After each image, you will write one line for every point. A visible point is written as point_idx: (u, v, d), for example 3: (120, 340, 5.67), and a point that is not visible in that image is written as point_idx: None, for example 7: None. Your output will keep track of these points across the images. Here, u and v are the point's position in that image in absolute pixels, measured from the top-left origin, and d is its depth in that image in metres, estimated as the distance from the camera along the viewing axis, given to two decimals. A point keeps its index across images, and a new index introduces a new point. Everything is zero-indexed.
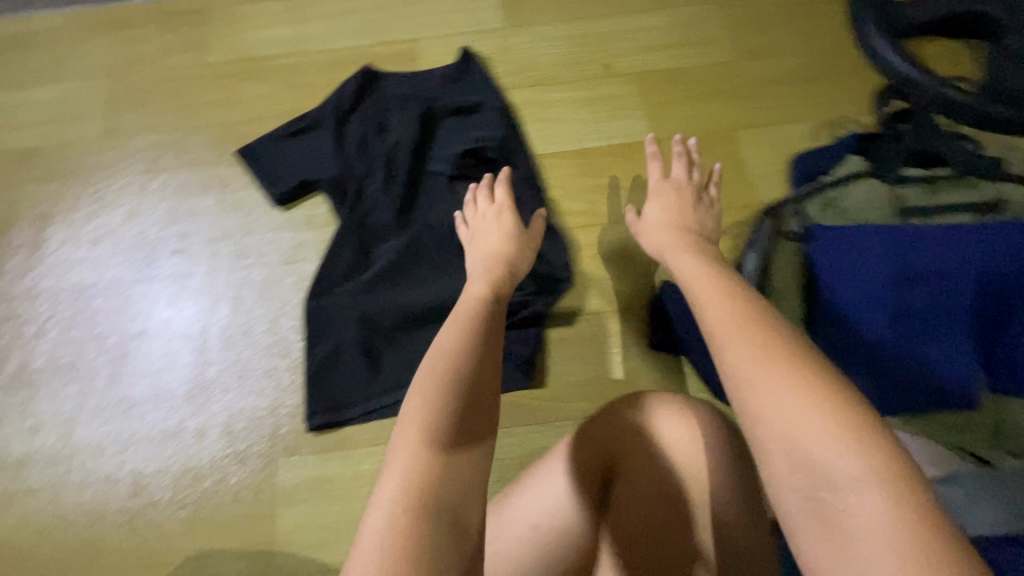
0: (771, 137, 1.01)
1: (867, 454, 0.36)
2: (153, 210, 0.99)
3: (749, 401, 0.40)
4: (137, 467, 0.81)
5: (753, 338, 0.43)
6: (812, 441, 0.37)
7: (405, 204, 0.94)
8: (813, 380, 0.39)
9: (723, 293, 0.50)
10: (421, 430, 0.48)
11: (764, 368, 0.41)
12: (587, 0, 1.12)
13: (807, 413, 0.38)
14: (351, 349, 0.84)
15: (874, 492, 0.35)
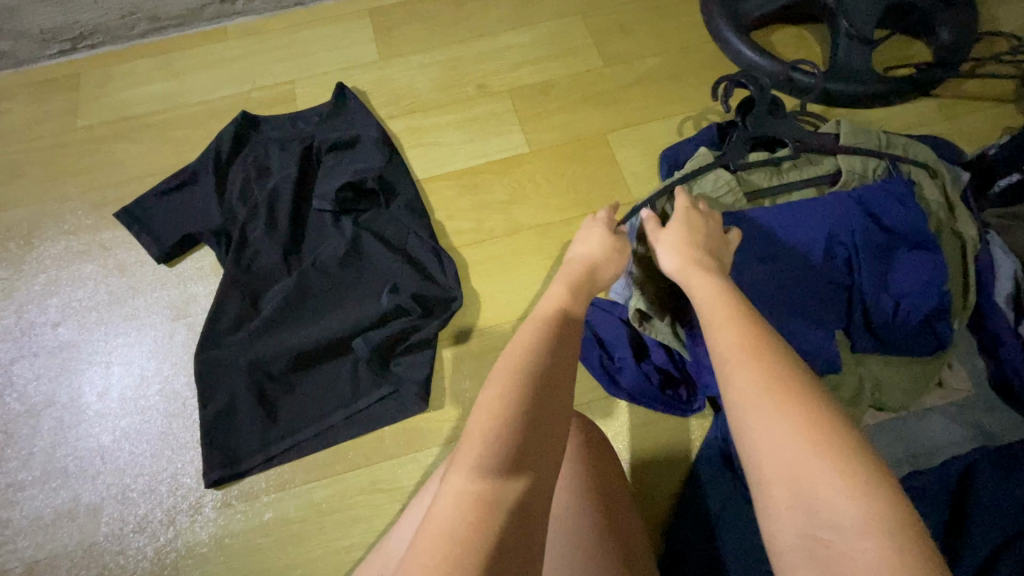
0: (641, 133, 1.06)
1: (863, 493, 0.39)
2: (33, 283, 0.97)
3: (754, 437, 0.44)
4: (29, 554, 0.78)
5: (769, 373, 0.47)
6: (812, 478, 0.40)
7: (292, 245, 0.95)
8: (816, 419, 0.43)
9: (726, 321, 0.53)
10: (475, 449, 0.44)
11: (780, 405, 0.44)
12: (455, 29, 1.17)
13: (806, 450, 0.41)
14: (245, 400, 0.84)
15: (874, 536, 0.37)
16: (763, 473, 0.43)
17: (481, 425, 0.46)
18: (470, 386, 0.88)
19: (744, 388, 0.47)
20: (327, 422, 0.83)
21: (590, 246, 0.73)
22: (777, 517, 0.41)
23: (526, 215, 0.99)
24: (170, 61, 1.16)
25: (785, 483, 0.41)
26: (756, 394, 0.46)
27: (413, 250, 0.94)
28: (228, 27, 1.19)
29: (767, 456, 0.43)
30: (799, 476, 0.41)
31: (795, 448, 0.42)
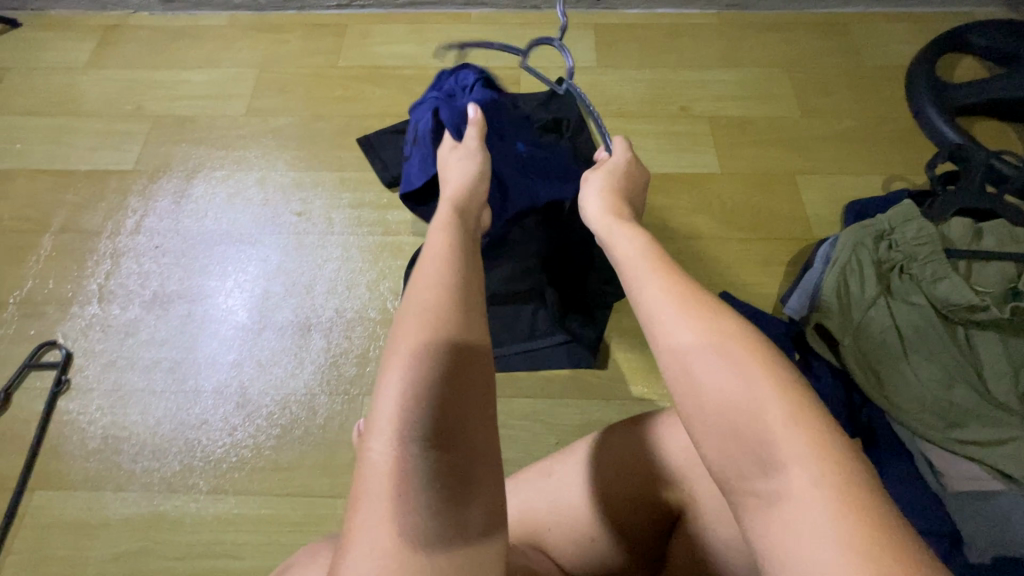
0: (826, 183, 1.13)
1: (795, 429, 0.37)
2: (282, 178, 1.16)
3: (685, 385, 0.41)
4: (243, 385, 0.93)
5: (697, 332, 0.42)
6: (750, 420, 0.38)
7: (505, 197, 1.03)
8: (752, 360, 0.40)
9: (652, 268, 0.49)
10: (389, 437, 0.43)
11: (707, 355, 0.41)
12: (667, 55, 1.31)
13: (742, 393, 0.39)
14: None
15: (812, 468, 0.36)
16: (699, 424, 0.40)
17: (394, 409, 0.44)
18: (632, 359, 0.95)
19: (668, 341, 0.43)
20: (505, 351, 0.94)
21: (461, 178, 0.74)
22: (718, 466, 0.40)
23: (705, 228, 1.08)
24: (421, 29, 1.36)
25: (718, 431, 0.39)
26: (680, 348, 0.42)
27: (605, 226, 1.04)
28: (474, 13, 1.37)
29: (706, 405, 0.40)
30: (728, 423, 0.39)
31: (720, 394, 0.40)
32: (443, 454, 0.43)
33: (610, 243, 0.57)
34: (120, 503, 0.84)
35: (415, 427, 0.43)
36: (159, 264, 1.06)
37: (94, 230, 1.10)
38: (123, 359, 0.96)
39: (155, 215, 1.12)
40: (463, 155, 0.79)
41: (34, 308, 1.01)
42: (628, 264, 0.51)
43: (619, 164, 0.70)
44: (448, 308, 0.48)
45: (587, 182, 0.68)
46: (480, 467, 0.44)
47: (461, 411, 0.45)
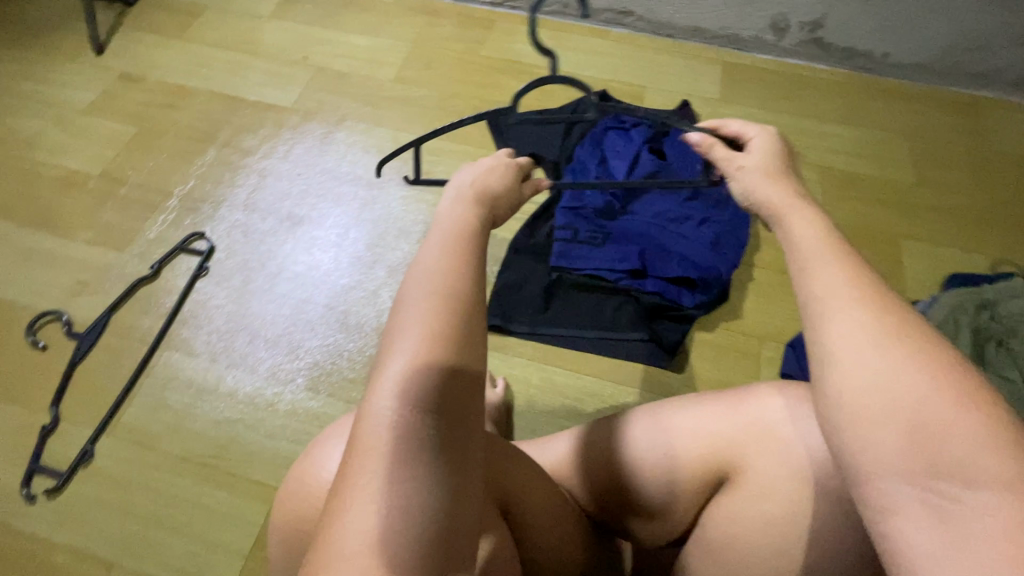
0: (931, 253, 1.13)
1: (990, 450, 0.33)
2: (413, 141, 1.28)
3: (856, 383, 0.37)
4: (347, 305, 1.04)
5: (894, 339, 0.37)
6: (938, 431, 0.34)
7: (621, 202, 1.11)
8: (948, 369, 0.36)
9: (834, 261, 0.42)
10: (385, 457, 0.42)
11: (907, 360, 0.36)
12: (790, 102, 1.35)
13: (935, 402, 0.35)
14: (535, 285, 1.04)
15: (1007, 488, 0.32)
16: (862, 425, 0.36)
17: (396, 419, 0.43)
18: (704, 369, 0.99)
19: (857, 337, 0.38)
20: (583, 335, 1.00)
21: (490, 173, 0.57)
22: (878, 462, 0.36)
23: None
24: (561, 37, 1.47)
25: (887, 436, 0.35)
26: (861, 342, 0.38)
27: (723, 244, 1.07)
28: (612, 32, 1.47)
29: (877, 406, 0.36)
30: (907, 430, 0.35)
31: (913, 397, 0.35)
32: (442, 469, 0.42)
33: (785, 225, 0.48)
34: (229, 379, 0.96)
35: (410, 441, 0.42)
36: (297, 190, 1.20)
37: (249, 152, 1.26)
38: (255, 260, 1.10)
39: (302, 149, 1.27)
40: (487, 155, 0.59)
41: (192, 204, 1.17)
42: (804, 249, 0.44)
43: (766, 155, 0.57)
44: (459, 329, 0.45)
45: (743, 167, 0.55)
46: (461, 488, 0.43)
47: (456, 429, 0.44)
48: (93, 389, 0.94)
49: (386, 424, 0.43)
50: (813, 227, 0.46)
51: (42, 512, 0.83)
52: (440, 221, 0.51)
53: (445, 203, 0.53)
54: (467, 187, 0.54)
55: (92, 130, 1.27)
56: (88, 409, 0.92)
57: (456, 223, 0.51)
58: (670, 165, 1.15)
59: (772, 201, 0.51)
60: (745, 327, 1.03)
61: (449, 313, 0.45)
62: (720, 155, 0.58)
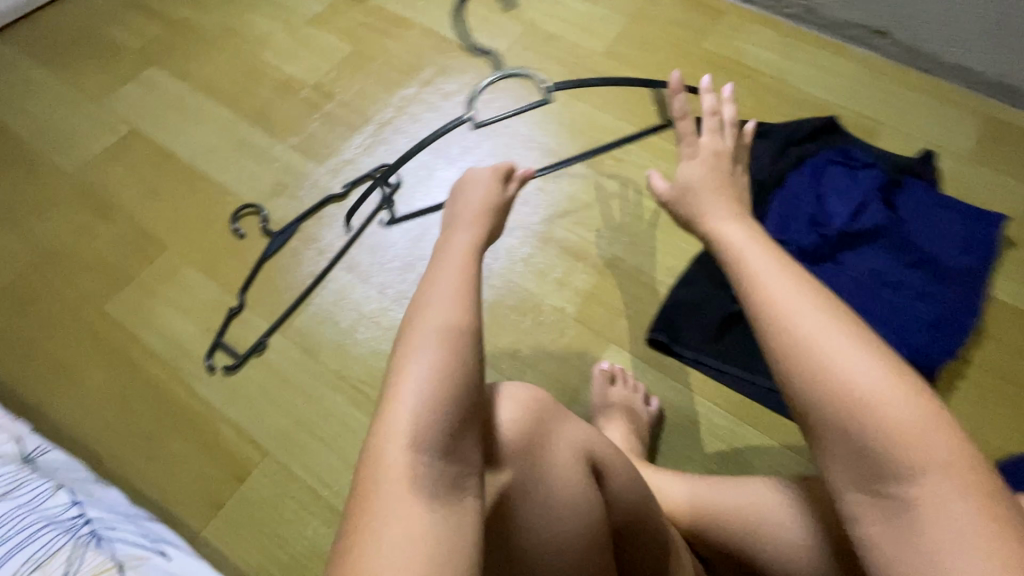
0: None
1: (936, 438, 0.39)
2: (610, 121, 1.21)
3: (824, 403, 0.41)
4: (512, 275, 1.03)
5: (859, 359, 0.41)
6: (902, 438, 0.39)
7: (833, 247, 0.99)
8: (889, 357, 0.42)
9: (801, 288, 0.45)
10: (399, 438, 0.44)
11: (859, 359, 0.41)
12: None
13: (895, 406, 0.39)
14: (713, 310, 0.96)
15: (952, 477, 0.38)
16: (829, 437, 0.42)
17: (410, 402, 0.45)
18: None
19: (822, 358, 0.42)
20: (754, 380, 0.91)
21: (481, 192, 0.62)
22: (839, 474, 0.42)
23: None
24: (795, 45, 1.31)
25: (848, 446, 0.41)
26: (823, 359, 0.42)
27: (940, 330, 0.92)
28: (855, 52, 1.29)
29: (844, 416, 0.41)
30: (866, 440, 0.40)
31: (874, 400, 0.40)
32: (450, 438, 0.46)
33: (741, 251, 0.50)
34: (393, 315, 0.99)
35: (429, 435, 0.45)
36: (483, 146, 1.18)
37: (447, 95, 1.27)
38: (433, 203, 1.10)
39: (496, 106, 1.25)
40: (487, 172, 0.64)
41: (387, 136, 1.20)
42: (772, 277, 0.46)
43: (697, 164, 0.62)
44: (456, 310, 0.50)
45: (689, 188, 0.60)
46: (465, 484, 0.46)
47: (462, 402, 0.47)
48: (275, 287, 1.00)
49: (407, 432, 0.44)
50: (777, 257, 0.49)
51: (216, 386, 0.91)
52: (448, 247, 0.56)
53: (456, 231, 0.58)
54: (468, 217, 0.60)
55: (312, 42, 1.32)
56: (268, 304, 0.99)
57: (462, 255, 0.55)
58: (899, 223, 1.01)
59: (704, 215, 0.56)
60: None
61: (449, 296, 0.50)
62: (659, 184, 0.64)
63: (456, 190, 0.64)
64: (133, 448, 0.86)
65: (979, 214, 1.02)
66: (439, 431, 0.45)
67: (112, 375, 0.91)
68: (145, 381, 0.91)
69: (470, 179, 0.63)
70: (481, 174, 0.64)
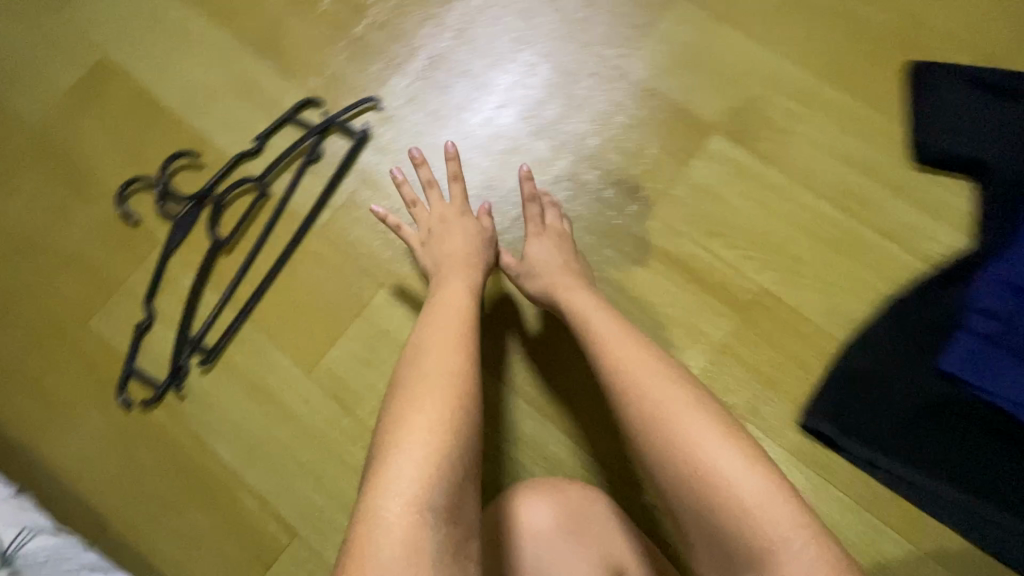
0: None
1: (775, 492, 0.45)
2: (773, 63, 0.80)
3: (687, 477, 0.46)
4: (614, 312, 0.74)
5: (709, 429, 0.47)
6: (758, 511, 0.44)
7: None
8: (733, 435, 0.47)
9: (654, 367, 0.53)
10: (417, 462, 0.42)
11: (707, 436, 0.47)
12: None
13: (741, 470, 0.45)
14: (907, 391, 0.67)
15: (800, 539, 0.43)
16: (701, 515, 0.46)
17: (424, 426, 0.44)
18: None
19: (686, 435, 0.47)
20: (959, 498, 0.65)
21: (459, 243, 0.67)
22: (705, 549, 0.47)
23: None
24: None
25: (712, 536, 0.46)
26: (677, 442, 0.47)
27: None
28: None
29: (699, 492, 0.46)
30: (724, 518, 0.45)
31: (728, 485, 0.45)
32: (464, 457, 0.44)
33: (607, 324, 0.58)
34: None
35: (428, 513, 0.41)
36: (577, 99, 0.81)
37: (529, 10, 0.85)
38: (476, 179, 0.79)
39: (601, 29, 0.83)
40: (442, 215, 0.70)
41: (439, 77, 0.83)
42: (635, 358, 0.53)
43: (547, 253, 0.69)
44: (459, 334, 0.54)
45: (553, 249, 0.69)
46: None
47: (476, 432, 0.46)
48: (295, 310, 0.76)
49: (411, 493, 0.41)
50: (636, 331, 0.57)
51: (231, 440, 0.72)
52: (436, 306, 0.58)
53: (440, 291, 0.61)
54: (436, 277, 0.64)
55: None
56: (288, 335, 0.75)
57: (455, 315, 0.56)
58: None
59: (556, 287, 0.65)
60: None
61: (456, 334, 0.53)
62: (507, 262, 0.70)
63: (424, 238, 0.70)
64: (141, 511, 0.71)
65: None
66: (460, 460, 0.43)
67: (109, 415, 0.74)
68: (146, 427, 0.73)
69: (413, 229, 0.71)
70: (444, 220, 0.69)
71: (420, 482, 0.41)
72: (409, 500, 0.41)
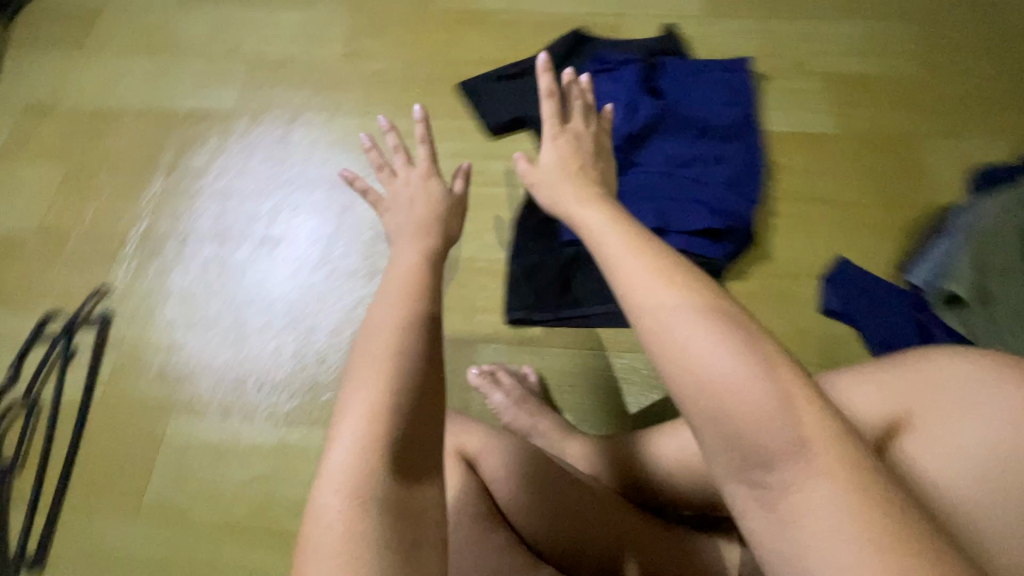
0: (952, 150, 1.06)
1: (762, 382, 0.36)
2: (380, 125, 1.14)
3: (677, 366, 0.38)
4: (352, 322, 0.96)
5: (688, 309, 0.39)
6: (745, 408, 0.35)
7: (626, 151, 1.02)
8: (738, 341, 0.37)
9: (631, 246, 0.46)
10: (354, 445, 0.42)
11: (678, 312, 0.39)
12: (780, 6, 1.22)
13: (750, 376, 0.36)
14: (554, 264, 0.97)
15: (812, 438, 0.34)
16: (696, 406, 0.37)
17: (366, 397, 0.43)
18: None
19: (665, 326, 0.39)
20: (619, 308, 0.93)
21: (421, 210, 0.62)
22: (716, 457, 0.38)
23: (822, 189, 1.04)
24: None
25: (715, 427, 0.36)
26: (671, 348, 0.38)
27: (740, 185, 1.00)
28: None
29: (683, 384, 0.37)
30: (728, 425, 0.36)
31: (686, 357, 0.37)
32: (409, 407, 0.44)
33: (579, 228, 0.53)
34: (233, 431, 0.89)
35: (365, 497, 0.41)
36: (263, 207, 1.08)
37: (202, 170, 1.11)
38: (212, 295, 1.00)
39: (258, 159, 1.13)
40: (417, 177, 0.66)
41: (151, 244, 1.04)
42: (612, 243, 0.47)
43: (553, 154, 0.62)
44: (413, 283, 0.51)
45: (577, 165, 0.62)
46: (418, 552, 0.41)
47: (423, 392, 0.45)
48: (105, 474, 0.87)
49: (344, 478, 0.41)
50: (602, 213, 0.53)
51: None
52: (394, 269, 0.53)
53: (401, 251, 0.57)
54: (410, 234, 0.59)
55: (22, 186, 1.11)
56: (106, 497, 0.85)
57: (404, 278, 0.52)
58: (670, 104, 1.05)
59: (564, 204, 0.57)
60: (776, 267, 0.97)
61: (399, 284, 0.51)
62: (524, 167, 0.64)
63: (389, 198, 0.65)
64: None
65: (723, 72, 1.10)
66: (395, 436, 0.42)
67: None
68: None
69: (385, 191, 0.66)
70: (408, 186, 0.65)
71: (363, 446, 0.42)
72: (342, 489, 0.41)
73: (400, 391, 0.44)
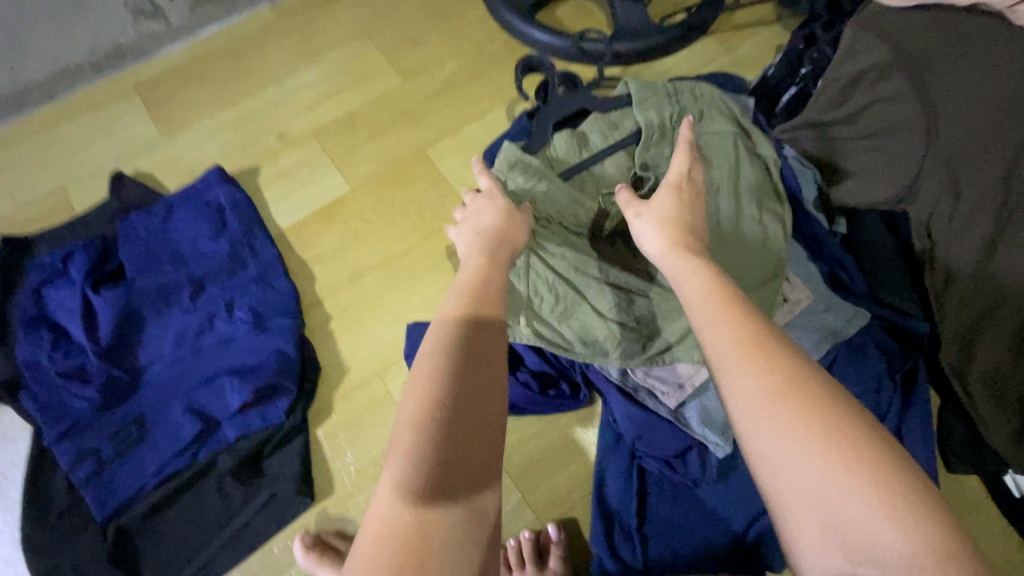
0: (461, 138, 1.01)
1: (871, 488, 0.35)
2: None
3: (770, 444, 0.39)
4: None
5: (772, 378, 0.40)
6: (846, 510, 0.35)
7: (120, 367, 0.79)
8: (866, 457, 0.36)
9: (725, 309, 0.46)
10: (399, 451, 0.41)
11: (754, 393, 0.40)
12: (234, 78, 1.07)
13: (836, 472, 0.36)
14: (98, 564, 0.72)
15: (917, 532, 0.34)
16: (796, 481, 0.37)
17: (414, 392, 0.44)
18: (350, 459, 0.80)
19: (754, 419, 0.40)
20: (208, 555, 0.73)
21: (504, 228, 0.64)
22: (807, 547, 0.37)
23: (363, 257, 0.92)
24: None
25: (827, 530, 0.36)
26: (741, 411, 0.41)
27: (266, 317, 0.83)
28: None
29: (787, 477, 0.37)
30: (844, 527, 0.35)
31: (791, 457, 0.38)
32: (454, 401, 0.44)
33: (680, 285, 0.51)
34: None
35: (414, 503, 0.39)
36: None
37: None
38: None
39: None
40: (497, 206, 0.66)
41: None
42: (713, 341, 0.44)
43: (675, 200, 0.60)
44: (456, 339, 0.49)
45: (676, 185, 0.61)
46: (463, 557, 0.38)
47: (474, 417, 0.44)
48: None
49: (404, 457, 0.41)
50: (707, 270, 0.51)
51: None
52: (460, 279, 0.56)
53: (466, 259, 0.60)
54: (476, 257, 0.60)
55: None
56: None
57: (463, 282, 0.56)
58: (146, 275, 0.85)
59: (673, 263, 0.53)
60: (355, 377, 0.84)
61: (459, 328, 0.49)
62: (625, 199, 0.63)
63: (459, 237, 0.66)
64: None
65: (194, 198, 0.91)
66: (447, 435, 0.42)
67: None
68: None
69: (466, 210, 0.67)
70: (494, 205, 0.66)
71: (410, 432, 0.42)
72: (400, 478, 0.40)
73: (445, 404, 0.43)
